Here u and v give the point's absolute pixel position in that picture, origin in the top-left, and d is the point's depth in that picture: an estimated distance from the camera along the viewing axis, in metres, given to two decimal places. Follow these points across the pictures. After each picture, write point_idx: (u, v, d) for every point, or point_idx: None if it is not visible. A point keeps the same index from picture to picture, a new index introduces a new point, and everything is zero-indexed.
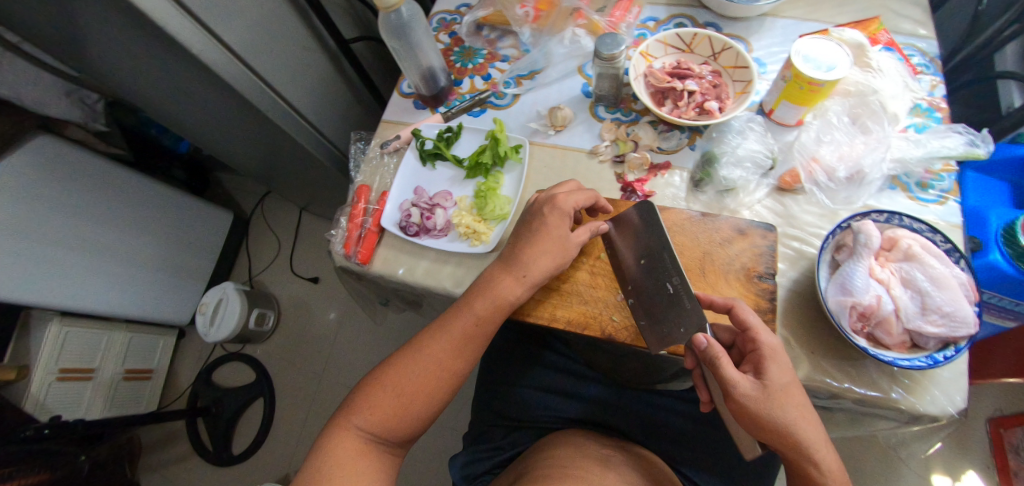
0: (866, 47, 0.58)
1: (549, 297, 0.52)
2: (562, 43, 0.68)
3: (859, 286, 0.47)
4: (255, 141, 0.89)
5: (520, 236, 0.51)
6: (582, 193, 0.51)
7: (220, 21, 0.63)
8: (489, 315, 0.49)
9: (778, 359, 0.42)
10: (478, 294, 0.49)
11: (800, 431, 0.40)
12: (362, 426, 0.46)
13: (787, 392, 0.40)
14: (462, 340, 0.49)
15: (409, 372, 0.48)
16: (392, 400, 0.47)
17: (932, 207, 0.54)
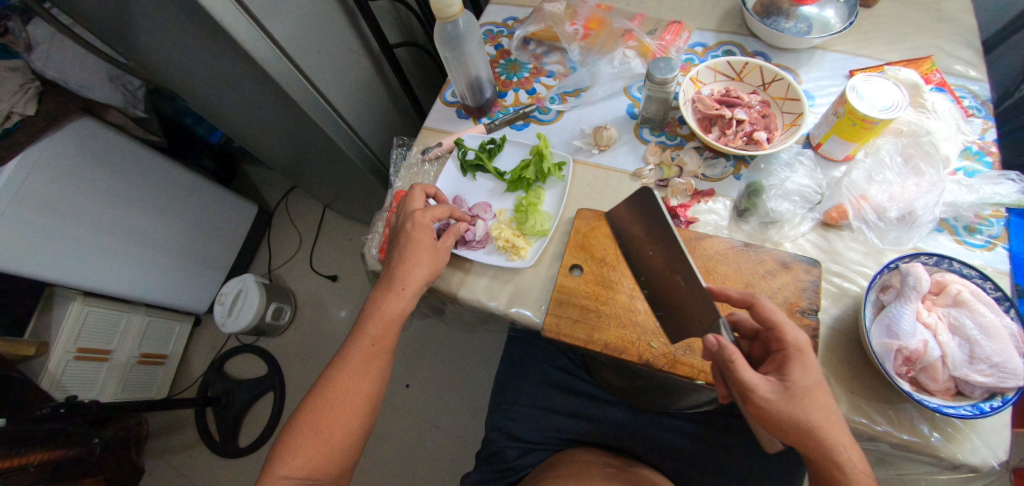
0: (922, 87, 0.57)
1: (589, 317, 0.51)
2: (611, 64, 0.66)
3: (905, 330, 0.47)
4: (287, 134, 0.92)
5: (390, 251, 0.54)
6: (439, 208, 0.55)
7: (269, 16, 0.67)
8: (381, 335, 0.52)
9: (804, 360, 0.42)
10: (371, 315, 0.52)
11: (822, 433, 0.39)
12: (287, 473, 0.46)
13: (812, 392, 0.40)
14: (366, 361, 0.52)
15: (332, 408, 0.49)
16: (312, 440, 0.48)
17: (981, 252, 0.54)
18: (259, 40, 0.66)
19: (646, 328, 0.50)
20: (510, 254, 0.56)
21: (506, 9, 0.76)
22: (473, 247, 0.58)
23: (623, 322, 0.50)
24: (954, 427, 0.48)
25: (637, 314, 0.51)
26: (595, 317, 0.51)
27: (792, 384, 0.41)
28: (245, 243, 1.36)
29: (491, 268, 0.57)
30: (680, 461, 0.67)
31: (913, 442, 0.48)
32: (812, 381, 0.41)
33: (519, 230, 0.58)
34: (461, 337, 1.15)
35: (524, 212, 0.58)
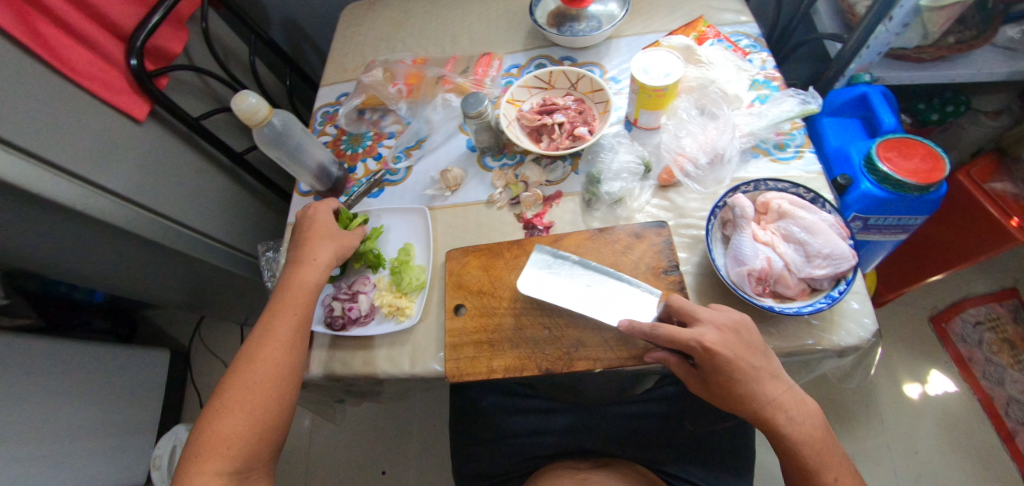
0: (693, 47, 0.66)
1: (489, 349, 0.52)
2: (437, 110, 0.71)
3: (749, 254, 0.52)
4: (166, 271, 0.88)
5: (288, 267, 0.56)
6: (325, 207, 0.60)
7: (93, 171, 0.65)
8: (306, 309, 0.52)
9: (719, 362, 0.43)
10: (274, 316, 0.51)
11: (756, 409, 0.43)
12: (223, 468, 0.43)
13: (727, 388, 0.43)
14: (295, 334, 0.51)
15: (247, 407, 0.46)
16: (251, 420, 0.46)
17: (793, 163, 0.60)
18: (91, 196, 0.65)
19: (539, 340, 0.52)
20: (398, 316, 0.58)
21: (335, 88, 0.81)
22: (362, 323, 0.60)
23: (518, 340, 0.52)
24: (826, 320, 0.54)
25: (527, 329, 0.53)
26: (490, 349, 0.53)
27: (721, 380, 0.43)
28: (167, 392, 1.27)
29: (386, 336, 0.59)
30: (638, 444, 0.68)
31: (797, 346, 0.52)
32: (734, 376, 0.43)
33: (400, 291, 0.60)
34: (415, 401, 1.13)
35: (398, 273, 0.60)
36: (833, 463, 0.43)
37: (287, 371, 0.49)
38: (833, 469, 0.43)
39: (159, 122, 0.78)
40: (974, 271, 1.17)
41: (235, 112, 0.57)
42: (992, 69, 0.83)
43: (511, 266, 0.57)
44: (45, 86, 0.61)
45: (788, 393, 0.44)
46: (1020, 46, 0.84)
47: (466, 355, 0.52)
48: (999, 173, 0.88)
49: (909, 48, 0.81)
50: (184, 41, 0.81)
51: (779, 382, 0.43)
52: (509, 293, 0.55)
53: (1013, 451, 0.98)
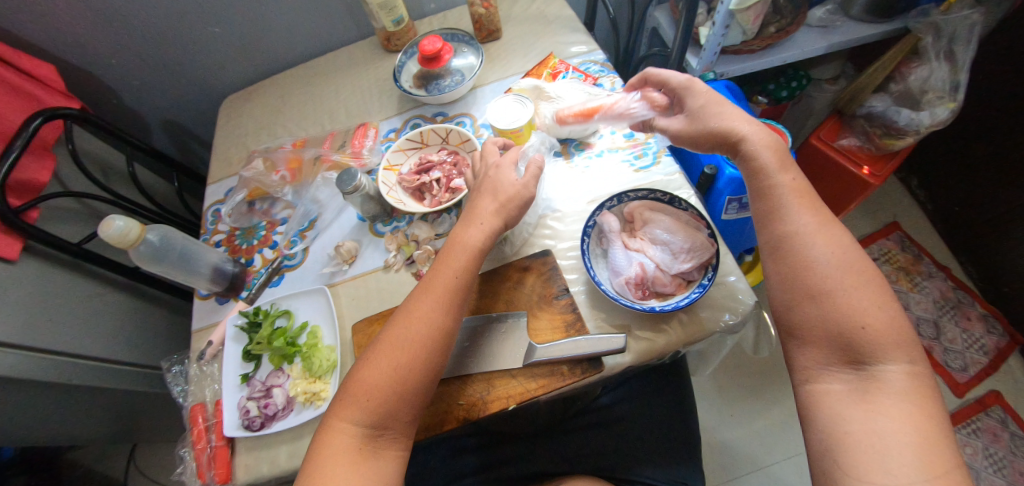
0: (541, 87, 0.72)
1: (417, 300, 0.50)
2: (321, 187, 0.73)
3: (624, 263, 0.57)
4: (73, 410, 0.83)
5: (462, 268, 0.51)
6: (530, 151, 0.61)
7: None
8: (425, 333, 0.48)
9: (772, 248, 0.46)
10: (382, 341, 0.49)
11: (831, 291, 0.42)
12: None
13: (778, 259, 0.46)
14: (404, 362, 0.47)
15: (340, 433, 0.45)
16: (349, 444, 0.45)
17: (653, 170, 0.66)
18: None
19: (453, 312, 0.49)
20: (315, 402, 0.58)
21: (222, 184, 0.81)
22: (281, 417, 0.59)
23: (426, 315, 0.49)
24: (708, 308, 0.56)
25: (438, 301, 0.49)
26: (421, 300, 0.50)
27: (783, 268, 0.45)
28: None
29: (307, 425, 0.58)
30: (594, 460, 0.69)
31: (688, 340, 0.55)
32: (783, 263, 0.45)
33: (313, 375, 0.60)
34: None
35: (308, 357, 0.60)
36: (824, 233, 0.45)
37: (393, 389, 0.46)
38: (809, 233, 0.45)
39: (37, 256, 0.75)
40: (859, 214, 1.30)
41: (103, 239, 0.55)
42: (813, 46, 0.95)
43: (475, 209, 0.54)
44: None
45: (850, 258, 0.43)
46: (829, 23, 0.97)
47: (406, 316, 0.49)
48: (843, 130, 1.00)
49: (737, 44, 0.91)
50: (52, 167, 0.79)
51: (778, 169, 0.49)
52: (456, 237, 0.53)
53: (933, 366, 1.10)
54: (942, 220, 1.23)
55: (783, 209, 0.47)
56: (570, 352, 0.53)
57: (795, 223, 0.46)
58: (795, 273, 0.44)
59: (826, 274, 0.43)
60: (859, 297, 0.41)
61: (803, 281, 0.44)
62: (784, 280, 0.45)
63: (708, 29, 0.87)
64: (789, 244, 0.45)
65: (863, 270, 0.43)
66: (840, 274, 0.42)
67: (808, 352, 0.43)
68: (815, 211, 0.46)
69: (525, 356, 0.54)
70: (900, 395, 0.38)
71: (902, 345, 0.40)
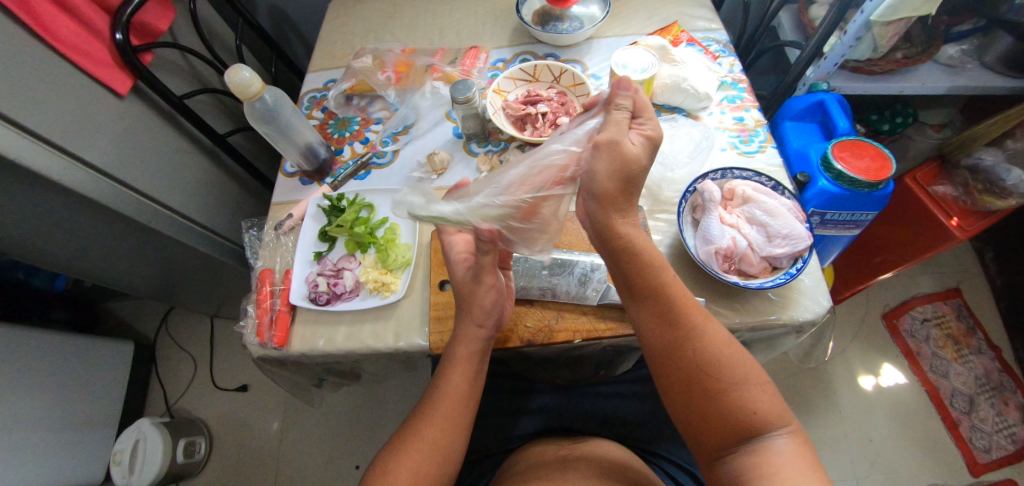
0: (667, 47, 0.69)
1: (428, 421, 0.50)
2: (424, 97, 0.76)
3: (716, 234, 0.55)
4: (138, 254, 0.88)
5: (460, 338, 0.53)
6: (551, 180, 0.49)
7: (79, 144, 0.66)
8: (456, 398, 0.51)
9: (664, 346, 0.46)
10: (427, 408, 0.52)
11: (715, 383, 0.43)
12: None
13: (674, 355, 0.46)
14: (448, 426, 0.51)
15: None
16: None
17: (758, 156, 0.65)
18: (71, 168, 0.65)
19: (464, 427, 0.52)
20: (383, 292, 0.60)
21: (323, 74, 0.82)
22: (347, 298, 0.60)
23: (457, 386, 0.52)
24: (784, 297, 0.56)
25: (449, 417, 0.51)
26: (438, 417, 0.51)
27: (677, 365, 0.46)
28: (131, 381, 1.26)
29: (370, 312, 0.60)
30: (613, 423, 0.70)
31: (760, 321, 0.54)
32: (684, 363, 0.45)
33: (385, 268, 0.62)
34: (388, 387, 1.22)
35: (384, 250, 0.62)
36: (711, 331, 0.46)
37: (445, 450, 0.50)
38: (696, 331, 0.45)
39: (141, 98, 0.78)
40: (920, 271, 1.27)
41: (228, 85, 0.57)
42: (935, 83, 0.91)
43: (472, 333, 0.52)
44: (37, 60, 0.62)
45: (727, 348, 0.45)
46: (958, 63, 0.92)
47: (429, 422, 0.50)
48: (940, 177, 0.96)
49: (861, 60, 0.89)
50: (170, 19, 0.80)
51: (663, 265, 0.48)
52: (452, 361, 0.52)
53: (956, 437, 1.06)
54: (1007, 299, 1.18)
55: (674, 309, 0.46)
56: None
57: (687, 328, 0.46)
58: (686, 373, 0.45)
59: (717, 371, 0.44)
60: (748, 385, 0.43)
61: (700, 381, 0.44)
62: (680, 378, 0.45)
63: (836, 39, 0.84)
64: (684, 350, 0.45)
65: (744, 359, 0.44)
66: (726, 365, 0.44)
67: (705, 437, 0.44)
68: (699, 310, 0.47)
69: (601, 295, 0.54)
70: (794, 465, 0.39)
71: (786, 416, 0.42)
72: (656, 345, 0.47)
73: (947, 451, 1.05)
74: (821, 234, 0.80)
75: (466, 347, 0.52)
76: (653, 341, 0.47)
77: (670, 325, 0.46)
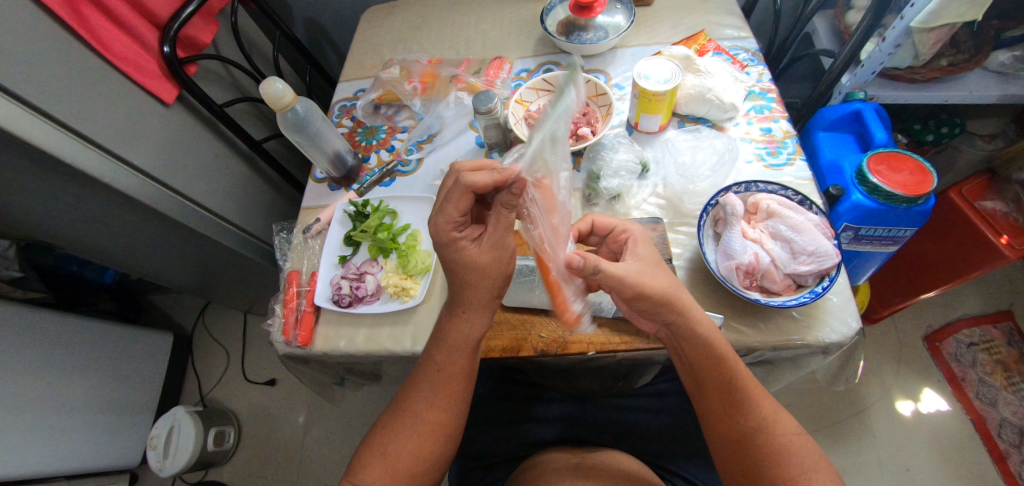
0: (692, 57, 0.68)
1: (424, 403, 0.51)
2: (448, 107, 0.77)
3: (738, 249, 0.54)
4: (178, 252, 0.93)
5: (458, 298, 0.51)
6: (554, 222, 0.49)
7: (128, 149, 0.71)
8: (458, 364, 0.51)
9: (732, 430, 0.46)
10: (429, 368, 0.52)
11: (783, 472, 0.43)
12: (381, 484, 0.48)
13: (741, 442, 0.46)
14: (444, 392, 0.51)
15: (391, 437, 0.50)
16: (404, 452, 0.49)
17: (786, 169, 0.63)
18: (119, 172, 0.70)
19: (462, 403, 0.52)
20: (403, 297, 0.61)
21: (353, 84, 0.86)
22: (368, 302, 0.62)
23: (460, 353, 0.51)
24: (809, 316, 0.54)
25: (443, 394, 0.51)
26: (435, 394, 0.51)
27: (744, 451, 0.46)
28: (169, 370, 1.33)
29: (390, 315, 0.61)
30: (629, 436, 0.69)
31: (782, 341, 0.52)
32: (753, 450, 0.45)
33: (405, 274, 0.63)
34: None
35: (405, 256, 0.64)
36: (779, 421, 0.46)
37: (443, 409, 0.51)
38: (764, 420, 0.46)
39: (184, 106, 0.83)
40: (968, 291, 1.19)
41: (262, 96, 0.60)
42: (983, 92, 0.86)
43: (474, 310, 0.51)
44: (92, 71, 0.67)
45: (795, 440, 0.45)
46: (1010, 71, 0.87)
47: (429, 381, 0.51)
48: (989, 192, 0.91)
49: (902, 68, 0.85)
50: (213, 32, 0.85)
51: (736, 356, 0.47)
52: (450, 342, 0.51)
53: (1004, 472, 0.98)
54: None
55: (744, 399, 0.46)
56: None
57: (751, 419, 0.46)
58: (757, 465, 0.45)
59: (786, 462, 0.44)
60: (817, 476, 0.43)
61: (768, 470, 0.44)
62: (747, 469, 0.45)
63: (875, 46, 0.80)
64: (755, 442, 0.45)
65: (812, 453, 0.45)
66: (795, 456, 0.44)
67: None
68: (767, 398, 0.47)
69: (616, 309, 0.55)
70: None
71: None
72: (720, 434, 0.48)
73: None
74: (855, 250, 0.77)
75: (466, 325, 0.51)
76: (721, 427, 0.47)
77: (742, 416, 0.46)
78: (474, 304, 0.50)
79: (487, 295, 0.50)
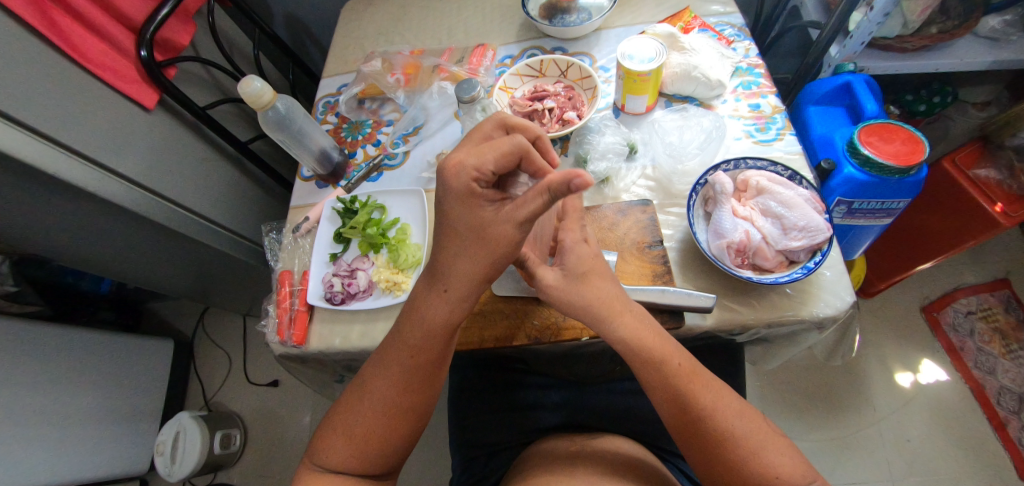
0: (676, 35, 0.67)
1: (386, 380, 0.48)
2: (432, 97, 0.76)
3: (728, 227, 0.53)
4: (171, 258, 0.93)
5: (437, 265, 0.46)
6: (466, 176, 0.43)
7: (112, 157, 0.70)
8: (423, 343, 0.47)
9: (688, 419, 0.45)
10: (395, 346, 0.48)
11: (734, 454, 0.43)
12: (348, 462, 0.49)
13: (700, 433, 0.45)
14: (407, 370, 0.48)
15: (359, 416, 0.49)
16: (378, 430, 0.48)
17: (775, 144, 0.63)
18: (105, 180, 0.69)
19: (430, 387, 0.50)
20: (394, 291, 0.61)
21: (336, 79, 0.84)
22: (360, 298, 0.62)
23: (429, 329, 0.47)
24: (802, 292, 0.54)
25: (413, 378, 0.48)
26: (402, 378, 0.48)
27: (699, 441, 0.45)
28: (172, 377, 1.34)
29: (383, 310, 0.61)
30: (630, 421, 0.69)
31: (775, 317, 0.52)
32: (708, 437, 0.44)
33: (397, 268, 0.63)
34: None
35: (395, 250, 0.63)
36: (728, 406, 0.45)
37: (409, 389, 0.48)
38: (716, 408, 0.45)
39: (167, 111, 0.82)
40: (964, 261, 1.19)
41: (242, 96, 0.60)
42: (975, 58, 0.85)
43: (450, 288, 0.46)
44: (69, 78, 0.66)
45: (744, 421, 0.45)
46: (1001, 36, 0.86)
47: (395, 359, 0.48)
48: (983, 159, 0.90)
49: (891, 37, 0.84)
50: (191, 33, 0.84)
51: (669, 347, 0.46)
52: (422, 324, 0.47)
53: (1004, 438, 0.99)
54: None
55: (694, 390, 0.45)
56: (655, 299, 0.52)
57: (702, 409, 0.45)
58: (712, 452, 0.44)
59: (734, 445, 0.43)
60: (768, 456, 0.43)
61: (720, 454, 0.44)
62: (703, 455, 0.45)
63: (863, 16, 0.79)
64: (706, 431, 0.45)
65: (762, 429, 0.45)
66: (743, 435, 0.44)
67: None
68: (712, 385, 0.46)
69: None
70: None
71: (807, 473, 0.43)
72: (678, 425, 0.47)
73: (996, 452, 0.98)
74: (848, 224, 0.77)
75: (442, 306, 0.46)
76: (675, 419, 0.47)
77: (686, 406, 0.45)
78: (456, 279, 0.45)
79: (472, 272, 0.45)
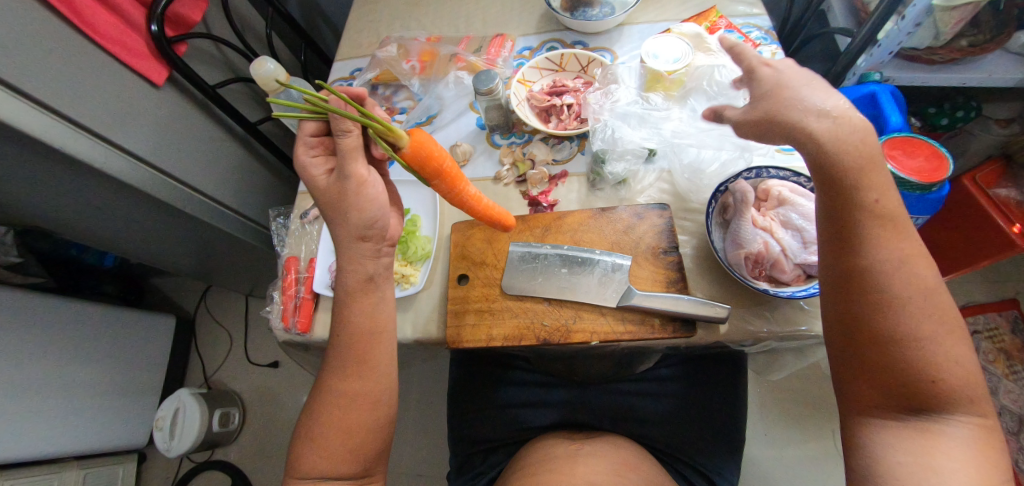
0: (703, 35, 0.66)
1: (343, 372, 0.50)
2: (448, 87, 0.75)
3: (748, 237, 0.52)
4: (176, 237, 0.92)
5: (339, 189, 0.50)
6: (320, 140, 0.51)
7: (119, 133, 0.69)
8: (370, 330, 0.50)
9: (856, 261, 0.40)
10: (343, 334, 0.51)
11: (905, 329, 0.37)
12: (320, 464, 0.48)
13: (859, 284, 0.39)
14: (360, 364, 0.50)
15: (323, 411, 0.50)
16: (345, 424, 0.49)
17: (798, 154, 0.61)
18: (111, 156, 0.68)
19: (388, 376, 0.52)
20: (402, 284, 0.59)
21: (350, 62, 0.83)
22: None
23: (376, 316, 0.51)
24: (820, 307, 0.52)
25: (361, 368, 0.50)
26: (360, 376, 0.50)
27: (851, 290, 0.40)
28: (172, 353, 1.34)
29: None
30: (632, 421, 0.69)
31: (788, 331, 0.51)
32: (870, 293, 0.39)
33: (405, 260, 0.61)
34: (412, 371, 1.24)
35: (404, 242, 0.62)
36: (913, 272, 0.38)
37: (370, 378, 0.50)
38: (896, 265, 0.38)
39: (175, 88, 0.80)
40: (973, 277, 1.18)
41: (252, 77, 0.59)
42: (1004, 74, 0.83)
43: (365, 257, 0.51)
44: (79, 50, 0.64)
45: (928, 298, 0.38)
46: None
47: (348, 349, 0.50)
48: (1005, 179, 0.88)
49: (920, 48, 0.82)
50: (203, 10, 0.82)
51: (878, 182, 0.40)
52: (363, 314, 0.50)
53: None
54: None
55: (866, 235, 0.39)
56: (669, 307, 0.51)
57: (878, 258, 0.39)
58: (866, 312, 0.39)
59: (905, 315, 0.37)
60: (944, 352, 0.37)
61: (873, 315, 0.39)
62: (848, 311, 0.40)
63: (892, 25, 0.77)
64: (869, 281, 0.39)
65: (940, 307, 0.37)
66: (917, 315, 0.37)
67: (861, 382, 0.40)
68: (904, 243, 0.39)
69: (621, 296, 0.53)
70: (977, 455, 0.35)
71: (972, 397, 0.37)
72: (836, 273, 0.41)
73: None
74: None
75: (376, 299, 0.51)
76: (835, 264, 0.41)
77: (855, 248, 0.40)
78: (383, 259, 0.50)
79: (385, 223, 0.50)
